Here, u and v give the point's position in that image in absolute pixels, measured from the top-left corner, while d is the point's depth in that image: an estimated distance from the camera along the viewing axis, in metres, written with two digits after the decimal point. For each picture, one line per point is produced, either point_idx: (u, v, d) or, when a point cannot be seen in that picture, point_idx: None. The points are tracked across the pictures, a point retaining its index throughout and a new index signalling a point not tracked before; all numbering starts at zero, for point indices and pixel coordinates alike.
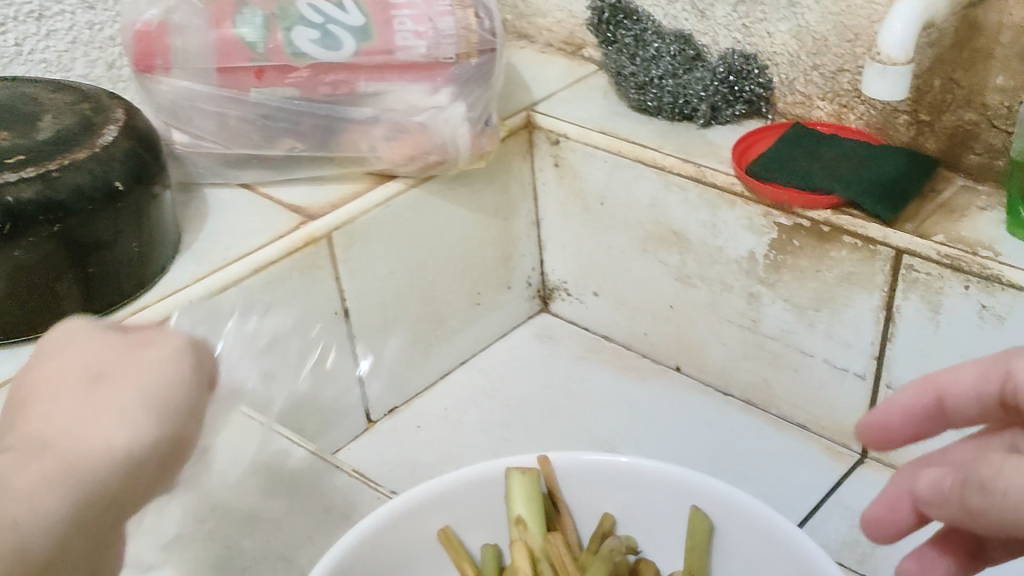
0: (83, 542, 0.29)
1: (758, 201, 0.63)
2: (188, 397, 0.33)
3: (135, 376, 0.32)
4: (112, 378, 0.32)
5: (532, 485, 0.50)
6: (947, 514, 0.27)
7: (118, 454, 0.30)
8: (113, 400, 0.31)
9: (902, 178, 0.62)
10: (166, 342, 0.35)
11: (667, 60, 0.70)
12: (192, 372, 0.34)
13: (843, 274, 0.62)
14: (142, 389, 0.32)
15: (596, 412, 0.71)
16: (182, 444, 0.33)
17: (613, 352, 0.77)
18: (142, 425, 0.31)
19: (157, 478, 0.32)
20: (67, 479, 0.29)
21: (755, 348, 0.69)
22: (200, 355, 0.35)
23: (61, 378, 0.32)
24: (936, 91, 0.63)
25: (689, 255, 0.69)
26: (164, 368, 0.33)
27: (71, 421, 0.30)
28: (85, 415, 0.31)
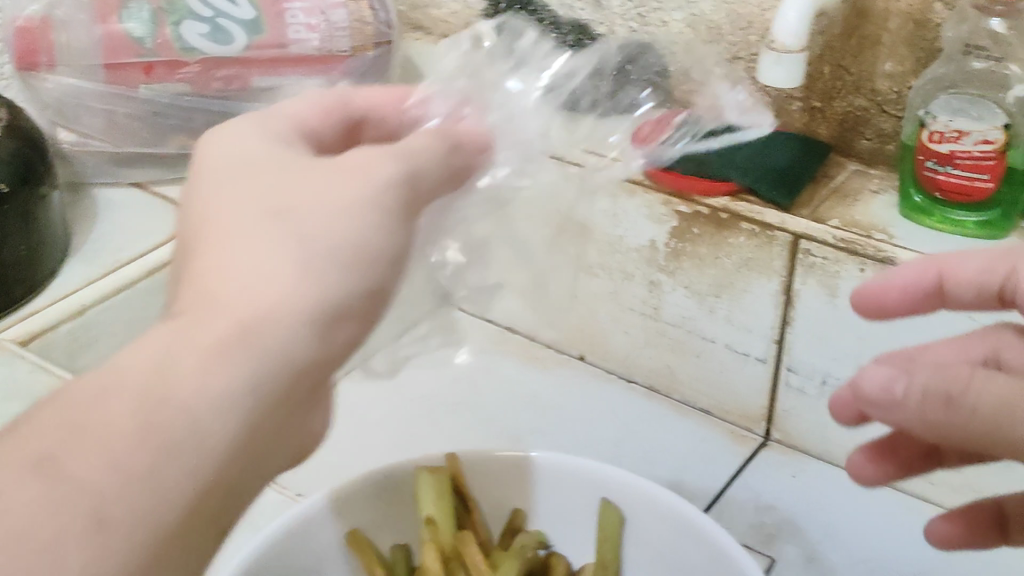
0: (269, 406, 0.31)
1: (658, 189, 0.65)
2: (375, 239, 0.34)
3: (322, 220, 0.33)
4: (302, 214, 0.33)
5: (441, 484, 0.52)
6: (901, 417, 0.33)
7: (292, 324, 0.31)
8: (292, 242, 0.32)
9: (798, 164, 0.64)
10: (365, 167, 0.35)
11: (565, 50, 0.69)
12: (383, 215, 0.35)
13: (741, 261, 0.63)
14: (332, 234, 0.33)
15: (501, 403, 0.71)
16: (381, 286, 0.35)
17: (517, 343, 0.77)
18: (319, 279, 0.32)
19: (357, 323, 0.35)
20: (229, 356, 0.30)
21: (658, 335, 0.70)
22: (398, 190, 0.36)
23: (244, 210, 0.33)
24: (826, 78, 0.64)
25: (591, 245, 0.70)
26: (351, 205, 0.34)
27: (241, 280, 0.31)
28: (262, 277, 0.31)
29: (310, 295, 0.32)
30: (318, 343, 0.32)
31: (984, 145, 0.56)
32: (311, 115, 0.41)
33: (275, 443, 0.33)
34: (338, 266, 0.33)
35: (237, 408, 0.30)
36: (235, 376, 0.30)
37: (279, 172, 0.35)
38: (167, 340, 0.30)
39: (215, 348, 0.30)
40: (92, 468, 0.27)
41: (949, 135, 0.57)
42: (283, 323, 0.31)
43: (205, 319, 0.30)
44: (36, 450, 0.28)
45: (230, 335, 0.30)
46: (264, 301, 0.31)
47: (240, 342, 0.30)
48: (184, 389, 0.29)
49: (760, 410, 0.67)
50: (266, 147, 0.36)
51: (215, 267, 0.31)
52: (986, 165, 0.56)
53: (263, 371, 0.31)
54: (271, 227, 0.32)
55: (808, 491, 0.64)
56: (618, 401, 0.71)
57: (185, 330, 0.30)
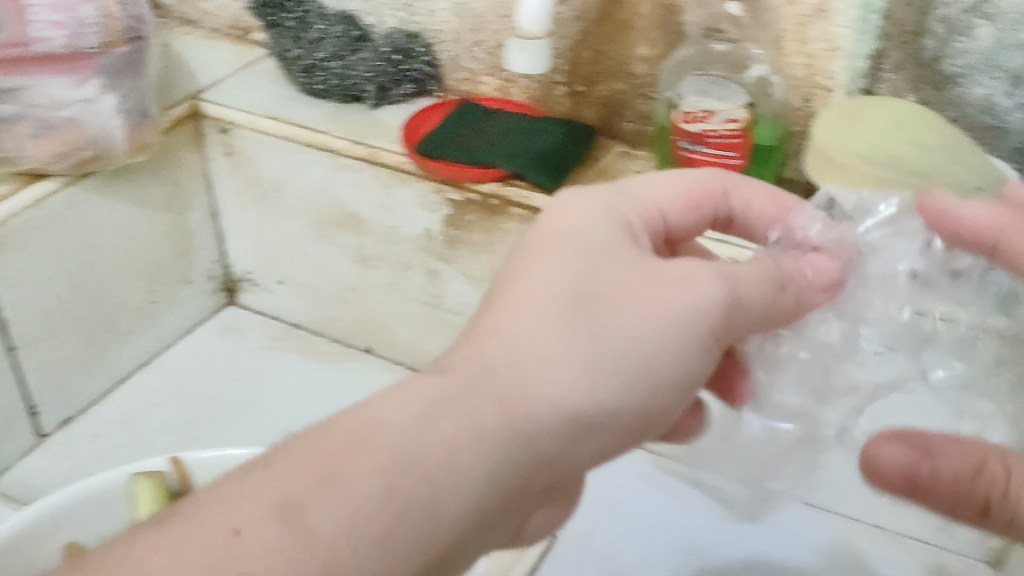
0: (509, 496, 0.31)
1: (428, 178, 0.64)
2: (676, 361, 0.33)
3: (619, 315, 0.32)
4: (605, 309, 0.32)
5: (158, 486, 0.58)
6: (923, 498, 0.34)
7: (542, 427, 0.30)
8: (600, 339, 0.31)
9: (562, 149, 0.64)
10: (690, 278, 0.33)
11: (332, 41, 0.69)
12: (698, 336, 0.33)
13: (511, 246, 0.65)
14: (633, 343, 0.32)
15: (285, 402, 0.70)
16: (658, 408, 0.33)
17: (302, 339, 0.76)
18: (599, 388, 0.31)
19: (625, 436, 0.33)
20: (471, 443, 0.29)
21: (438, 323, 0.70)
22: (732, 309, 0.34)
23: (553, 285, 0.32)
24: (586, 63, 0.66)
25: (367, 237, 0.69)
26: (661, 318, 0.32)
27: (528, 368, 0.31)
28: (539, 367, 0.31)
29: (578, 396, 0.31)
30: (558, 450, 0.31)
31: (731, 123, 0.59)
32: (671, 207, 0.39)
33: (508, 532, 0.33)
34: (626, 375, 0.31)
35: (480, 498, 0.30)
36: (481, 468, 0.29)
37: (615, 245, 0.34)
38: (414, 409, 0.30)
39: (467, 431, 0.29)
40: (334, 524, 0.28)
41: (698, 115, 0.59)
42: (532, 426, 0.30)
43: (467, 401, 0.30)
44: (286, 491, 0.28)
45: (481, 423, 0.30)
46: (522, 397, 0.30)
47: (489, 434, 0.30)
48: (426, 462, 0.29)
49: None
50: (606, 214, 0.36)
51: (503, 342, 0.31)
52: (734, 143, 0.59)
53: (503, 465, 0.30)
54: (566, 310, 0.32)
55: None
56: None
57: (447, 407, 0.30)
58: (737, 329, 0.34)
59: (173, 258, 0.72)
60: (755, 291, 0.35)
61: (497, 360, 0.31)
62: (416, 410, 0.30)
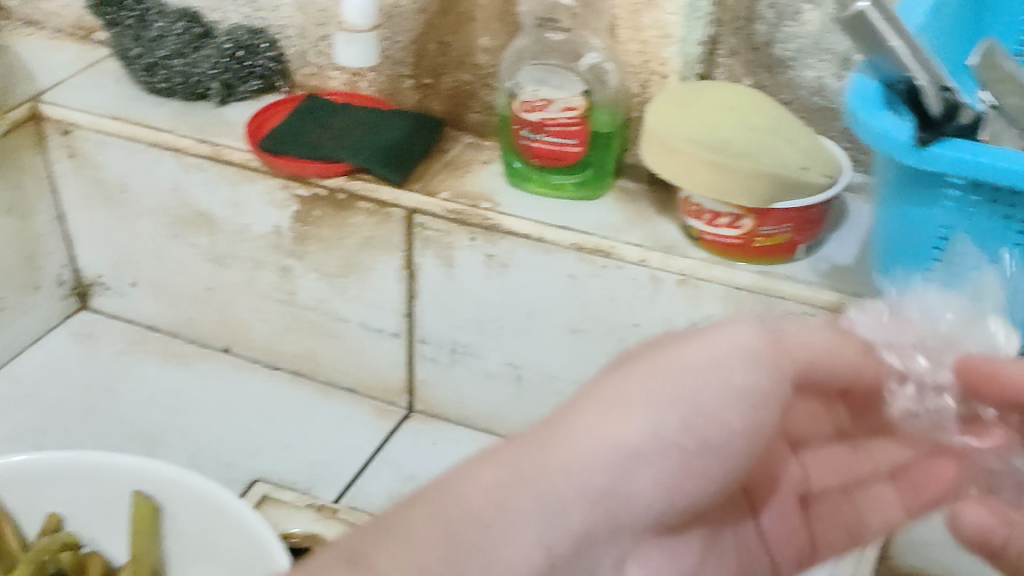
0: (567, 542, 0.31)
1: (275, 174, 0.65)
2: (722, 390, 0.34)
3: (659, 362, 0.34)
4: (640, 365, 0.34)
5: None
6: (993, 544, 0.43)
7: (596, 469, 0.32)
8: (639, 389, 0.33)
9: (408, 141, 0.65)
10: (723, 325, 0.35)
11: (172, 39, 0.69)
12: (745, 367, 0.34)
13: (363, 240, 0.65)
14: (679, 386, 0.33)
15: (138, 406, 0.69)
16: (709, 439, 0.34)
17: (158, 341, 0.75)
18: (645, 423, 0.33)
19: (682, 468, 0.34)
20: (531, 486, 0.31)
21: (295, 320, 0.70)
22: (774, 343, 0.35)
23: (603, 367, 0.35)
24: (432, 55, 0.66)
25: (218, 236, 0.69)
26: (705, 357, 0.34)
27: (571, 417, 0.32)
28: (582, 413, 0.32)
29: (630, 436, 0.32)
30: (618, 487, 0.32)
31: (569, 111, 0.59)
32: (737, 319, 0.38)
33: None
34: (670, 416, 0.33)
35: (540, 543, 0.30)
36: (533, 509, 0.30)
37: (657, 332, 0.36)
38: (485, 461, 0.31)
39: (522, 476, 0.31)
40: (390, 562, 0.28)
41: (538, 104, 0.60)
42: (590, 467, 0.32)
43: (526, 449, 0.31)
44: (347, 549, 0.28)
45: (542, 469, 0.31)
46: (577, 441, 0.32)
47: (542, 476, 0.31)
48: (472, 502, 0.30)
49: (400, 382, 0.69)
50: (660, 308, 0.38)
51: (559, 414, 0.33)
52: (574, 130, 0.60)
53: (564, 509, 0.31)
54: (611, 375, 0.34)
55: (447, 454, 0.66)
56: (265, 391, 0.71)
57: (506, 462, 0.31)
58: (791, 376, 0.36)
59: (19, 263, 0.70)
60: (806, 345, 0.36)
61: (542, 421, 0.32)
62: (483, 462, 0.31)
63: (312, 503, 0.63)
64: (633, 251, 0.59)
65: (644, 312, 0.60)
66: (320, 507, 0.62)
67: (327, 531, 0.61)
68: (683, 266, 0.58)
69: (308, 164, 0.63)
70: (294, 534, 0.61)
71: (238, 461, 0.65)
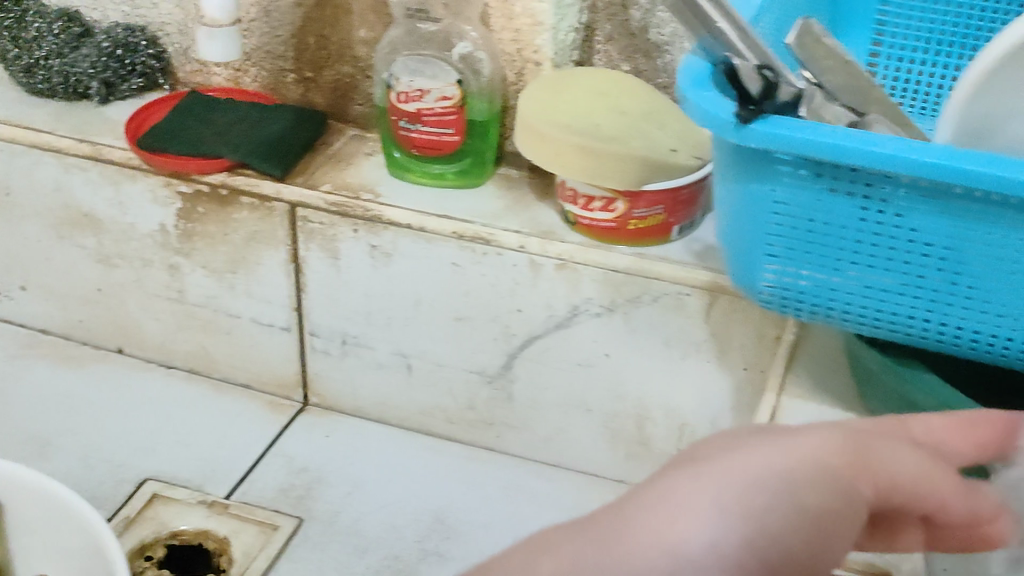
0: None
1: (157, 172, 0.65)
2: (803, 486, 0.24)
3: (738, 457, 0.25)
4: (715, 462, 0.24)
5: None
6: None
7: (805, 501, 0.24)
8: (708, 480, 0.24)
9: (291, 134, 0.65)
10: (812, 442, 0.25)
11: (50, 39, 0.68)
12: (816, 465, 0.25)
13: (248, 234, 0.65)
14: (763, 478, 0.24)
15: (28, 410, 0.68)
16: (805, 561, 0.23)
17: (50, 345, 0.74)
18: (726, 514, 0.23)
19: None
20: (733, 504, 0.23)
21: (186, 317, 0.70)
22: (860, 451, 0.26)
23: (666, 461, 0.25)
24: (312, 49, 0.66)
25: (104, 236, 0.69)
26: (791, 461, 0.25)
27: (760, 442, 0.26)
28: (775, 441, 0.25)
29: (820, 458, 0.25)
30: None
31: (444, 101, 0.60)
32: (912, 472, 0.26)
33: None
34: (855, 479, 0.25)
35: None
36: (737, 521, 0.23)
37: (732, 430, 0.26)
38: (661, 482, 0.24)
39: (723, 486, 0.24)
40: None
41: (413, 95, 0.60)
42: (786, 484, 0.24)
43: (717, 466, 0.24)
44: None
45: (727, 475, 0.24)
46: (765, 454, 0.25)
47: (734, 485, 0.24)
48: None
49: (294, 376, 0.69)
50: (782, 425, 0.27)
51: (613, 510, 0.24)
52: (449, 120, 0.61)
53: None
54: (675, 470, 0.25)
55: (339, 448, 0.67)
56: (159, 390, 0.71)
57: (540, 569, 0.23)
58: (866, 490, 0.25)
59: None
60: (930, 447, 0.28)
61: (702, 447, 0.26)
62: (652, 486, 0.24)
63: (202, 500, 0.63)
64: (511, 238, 0.60)
65: (526, 298, 0.61)
66: (210, 503, 0.63)
67: (216, 527, 0.62)
68: (561, 251, 0.59)
69: (186, 161, 0.63)
70: (182, 532, 0.61)
71: (130, 461, 0.65)
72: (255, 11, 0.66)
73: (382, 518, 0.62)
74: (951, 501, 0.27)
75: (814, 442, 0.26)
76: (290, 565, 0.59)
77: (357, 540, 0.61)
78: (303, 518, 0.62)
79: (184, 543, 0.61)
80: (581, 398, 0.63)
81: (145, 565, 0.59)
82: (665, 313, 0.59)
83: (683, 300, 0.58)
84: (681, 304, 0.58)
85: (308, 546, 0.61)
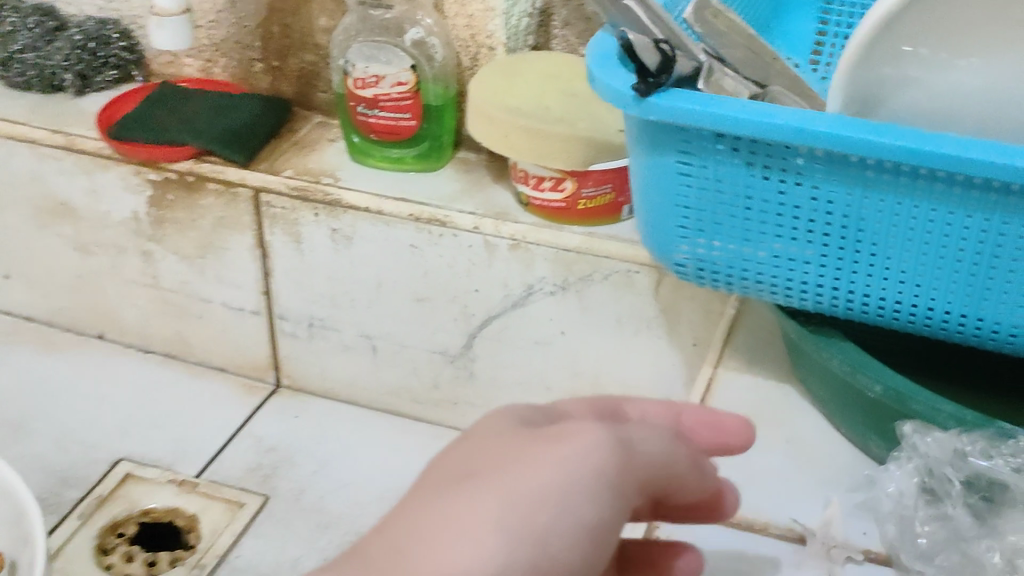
0: None
1: (127, 161, 0.66)
2: (577, 506, 0.26)
3: (509, 470, 0.26)
4: (488, 478, 0.26)
5: None
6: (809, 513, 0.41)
7: (579, 511, 0.25)
8: (484, 500, 0.25)
9: (255, 121, 0.67)
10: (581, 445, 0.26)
11: (25, 33, 0.70)
12: (598, 478, 0.26)
13: (216, 220, 0.66)
14: (528, 493, 0.25)
15: (8, 394, 0.70)
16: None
17: (33, 331, 0.76)
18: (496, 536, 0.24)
19: None
20: (515, 521, 0.25)
21: (162, 303, 0.72)
22: (625, 457, 0.27)
23: (439, 480, 0.26)
24: (276, 37, 0.68)
25: (80, 224, 0.71)
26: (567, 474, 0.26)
27: (537, 447, 0.26)
28: (548, 440, 0.27)
29: (593, 462, 0.26)
30: None
31: (399, 86, 0.61)
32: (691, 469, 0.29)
33: None
34: (618, 482, 0.26)
35: None
36: (516, 543, 0.25)
37: (502, 435, 0.27)
38: (433, 496, 0.26)
39: (503, 503, 0.25)
40: None
41: (369, 81, 0.61)
42: (562, 492, 0.25)
43: (493, 475, 0.26)
44: None
45: (508, 487, 0.25)
46: (541, 454, 0.26)
47: (504, 497, 0.25)
48: None
49: (266, 359, 0.71)
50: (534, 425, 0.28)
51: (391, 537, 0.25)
52: (406, 105, 0.62)
53: None
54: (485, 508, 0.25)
55: (308, 428, 0.69)
56: (136, 374, 0.73)
57: None
58: (625, 500, 0.27)
59: None
60: (688, 465, 0.29)
61: (474, 445, 0.27)
62: (418, 506, 0.26)
63: (173, 479, 0.65)
64: (465, 220, 0.61)
65: (482, 278, 0.62)
66: (180, 482, 0.65)
67: (184, 505, 0.64)
68: (514, 231, 0.60)
69: (154, 151, 0.65)
70: (152, 509, 0.64)
71: (104, 443, 0.67)
72: (221, 2, 0.68)
73: (345, 496, 0.64)
74: (686, 476, 0.29)
75: (578, 444, 0.26)
76: (252, 542, 0.61)
77: (320, 517, 0.62)
78: (268, 496, 0.64)
79: (155, 520, 0.63)
80: (540, 376, 0.64)
81: (117, 541, 0.62)
82: (616, 291, 0.59)
83: (632, 277, 0.58)
84: (631, 281, 0.59)
85: (272, 523, 0.62)
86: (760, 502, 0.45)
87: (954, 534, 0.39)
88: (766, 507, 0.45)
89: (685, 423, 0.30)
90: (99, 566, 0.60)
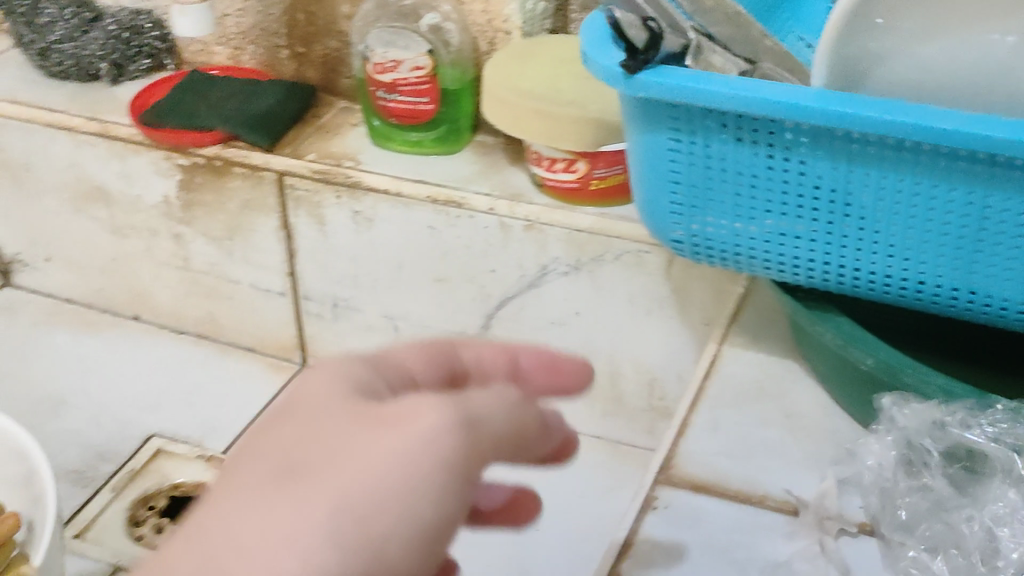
0: None
1: (158, 146, 0.68)
2: (406, 504, 0.21)
3: (332, 468, 0.21)
4: (309, 478, 0.21)
5: None
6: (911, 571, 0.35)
7: (420, 514, 0.21)
8: (297, 510, 0.20)
9: (280, 106, 0.68)
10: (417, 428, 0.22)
11: (62, 24, 0.72)
12: (439, 469, 0.21)
13: (243, 203, 0.68)
14: (345, 495, 0.21)
15: (47, 372, 0.73)
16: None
17: (72, 312, 0.79)
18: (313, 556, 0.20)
19: None
20: (349, 530, 0.20)
21: (193, 284, 0.74)
22: (471, 436, 0.22)
23: (246, 471, 0.21)
24: (301, 25, 0.70)
25: (115, 208, 0.73)
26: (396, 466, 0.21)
27: (371, 434, 0.22)
28: (385, 425, 0.22)
29: (438, 444, 0.21)
30: None
31: (417, 71, 0.62)
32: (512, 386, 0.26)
33: None
34: (468, 473, 0.22)
35: None
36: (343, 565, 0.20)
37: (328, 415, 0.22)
38: (242, 496, 0.21)
39: (331, 509, 0.20)
40: None
41: (389, 66, 0.63)
42: (394, 495, 0.21)
43: (318, 472, 0.21)
44: None
45: (337, 488, 0.21)
46: (377, 445, 0.21)
47: (335, 505, 0.20)
48: None
49: (293, 339, 0.73)
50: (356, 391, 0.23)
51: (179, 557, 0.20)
52: (425, 88, 0.63)
53: None
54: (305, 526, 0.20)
55: None
56: (169, 354, 0.75)
57: None
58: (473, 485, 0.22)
59: None
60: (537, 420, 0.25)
61: (303, 424, 0.22)
62: (212, 514, 0.21)
63: (200, 454, 0.67)
64: (481, 201, 0.62)
65: (498, 258, 0.63)
66: (208, 457, 0.67)
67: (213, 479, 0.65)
68: (529, 212, 0.61)
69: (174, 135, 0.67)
70: (182, 483, 0.65)
71: (137, 420, 0.69)
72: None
73: None
74: (536, 438, 0.25)
75: (423, 428, 0.21)
76: None
77: None
78: None
79: (184, 494, 0.65)
80: (556, 355, 0.65)
81: (148, 514, 0.63)
82: (628, 270, 0.60)
83: (643, 257, 0.59)
84: (642, 261, 0.59)
85: None
86: (758, 474, 0.46)
87: (936, 504, 0.38)
88: (763, 480, 0.45)
89: (523, 366, 0.27)
90: (130, 536, 0.62)
